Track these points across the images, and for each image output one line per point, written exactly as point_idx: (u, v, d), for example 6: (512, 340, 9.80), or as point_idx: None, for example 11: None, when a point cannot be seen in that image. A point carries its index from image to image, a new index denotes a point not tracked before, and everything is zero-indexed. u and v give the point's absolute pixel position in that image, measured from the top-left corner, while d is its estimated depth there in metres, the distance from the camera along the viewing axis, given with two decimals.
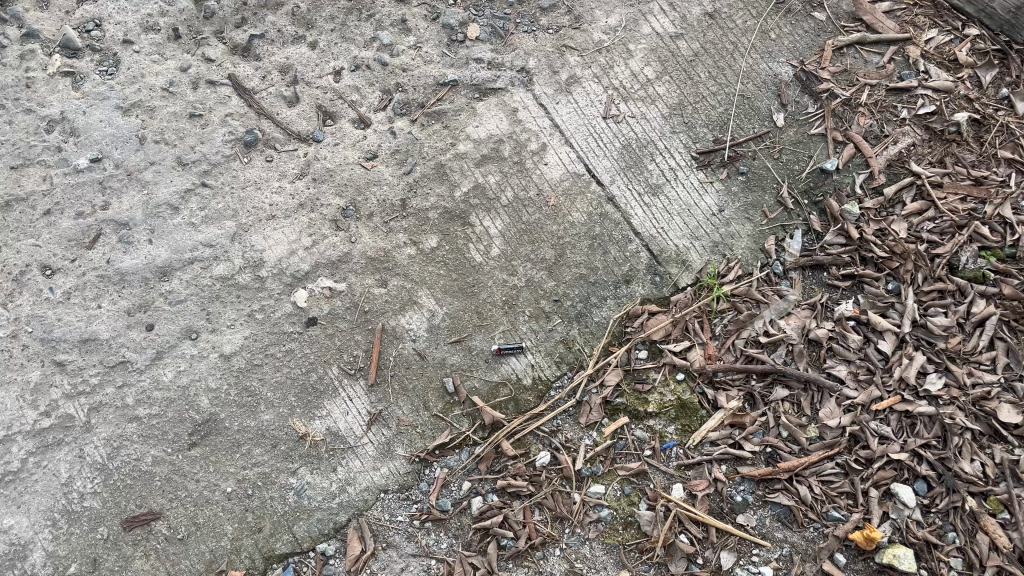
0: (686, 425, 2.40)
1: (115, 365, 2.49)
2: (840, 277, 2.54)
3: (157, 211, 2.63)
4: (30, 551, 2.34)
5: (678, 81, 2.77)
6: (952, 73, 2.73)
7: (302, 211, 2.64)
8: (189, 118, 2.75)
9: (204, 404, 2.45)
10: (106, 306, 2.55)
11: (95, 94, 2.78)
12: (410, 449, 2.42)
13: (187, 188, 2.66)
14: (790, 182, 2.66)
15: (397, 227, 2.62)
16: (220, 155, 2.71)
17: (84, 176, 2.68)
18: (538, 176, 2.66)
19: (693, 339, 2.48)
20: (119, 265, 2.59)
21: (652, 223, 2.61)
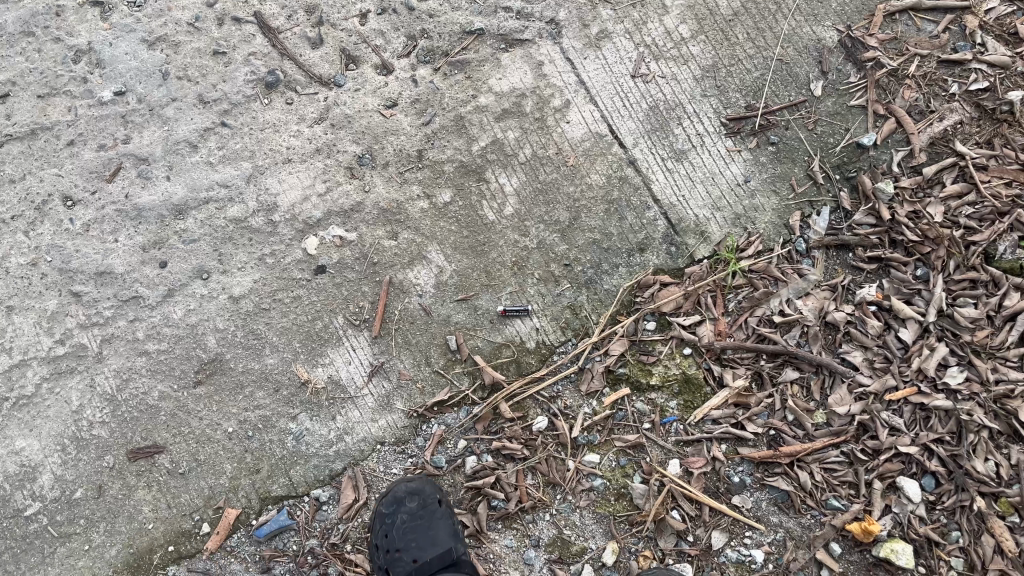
0: (688, 401, 2.35)
1: (128, 299, 2.53)
2: (866, 259, 2.43)
3: (176, 148, 2.64)
4: (40, 474, 2.43)
5: (714, 42, 2.63)
6: (1012, 47, 2.54)
7: (319, 156, 2.62)
8: (213, 55, 2.73)
9: (211, 343, 2.49)
10: (123, 240, 2.59)
11: (122, 26, 2.77)
12: (409, 403, 2.42)
13: (207, 127, 2.66)
14: (823, 155, 2.53)
15: (411, 179, 2.58)
16: (241, 95, 2.69)
17: (108, 109, 2.69)
18: (559, 134, 2.59)
19: (704, 314, 2.41)
20: (137, 200, 2.61)
21: (672, 190, 2.52)
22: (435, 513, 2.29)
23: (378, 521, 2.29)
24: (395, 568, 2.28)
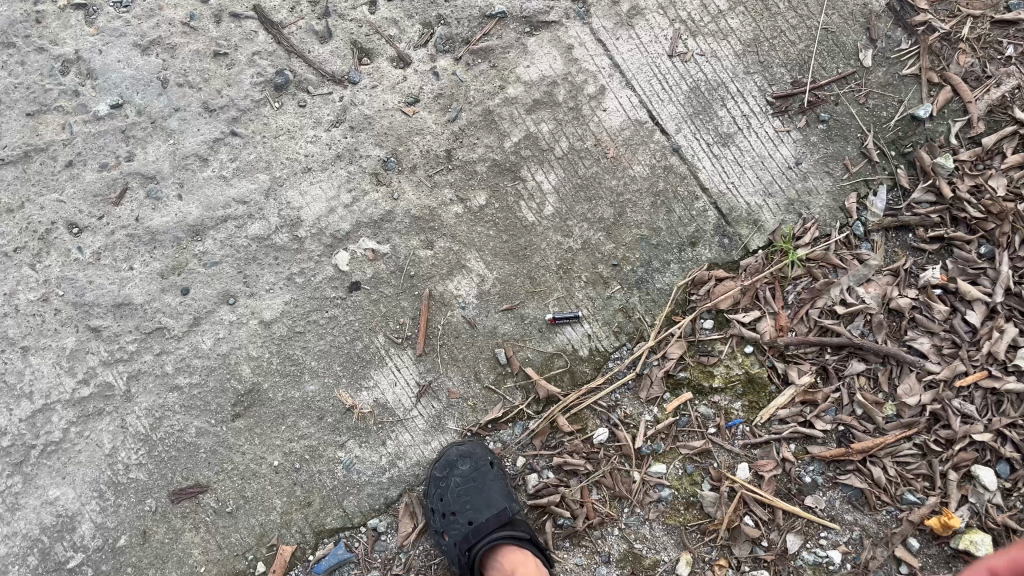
0: (753, 402, 2.27)
1: (152, 331, 2.38)
2: (927, 239, 2.32)
3: (185, 163, 2.45)
4: (79, 523, 2.32)
5: (754, 13, 2.46)
6: None
7: (340, 163, 2.44)
8: (213, 57, 2.52)
9: (246, 372, 2.36)
10: (138, 268, 2.42)
11: (110, 30, 2.54)
12: (461, 423, 2.31)
13: (217, 138, 2.47)
14: (876, 131, 2.40)
15: (442, 182, 2.42)
16: (248, 100, 2.49)
17: (106, 124, 2.49)
18: (596, 124, 2.43)
19: (763, 309, 2.31)
20: (149, 223, 2.43)
21: (721, 178, 2.38)
22: (488, 474, 2.24)
23: (432, 486, 2.24)
24: (451, 531, 2.23)
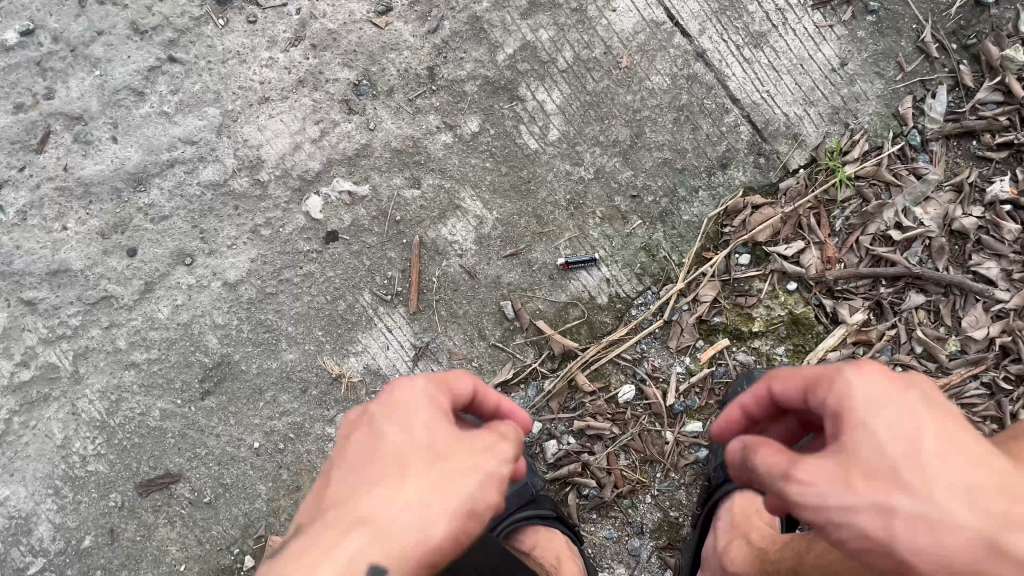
0: (798, 346, 1.98)
1: (97, 301, 2.04)
2: (995, 146, 1.99)
3: (118, 99, 2.06)
4: (35, 525, 2.03)
5: None
6: None
7: (304, 89, 2.06)
8: None
9: (213, 343, 2.04)
10: (73, 227, 2.05)
11: None
12: None
13: (153, 66, 2.07)
14: (935, 20, 2.03)
15: (425, 107, 2.06)
16: (186, 19, 2.08)
17: (16, 55, 2.06)
18: (604, 28, 2.04)
19: (807, 239, 2.00)
20: (81, 173, 2.05)
21: (753, 86, 2.03)
22: None
23: None
24: None
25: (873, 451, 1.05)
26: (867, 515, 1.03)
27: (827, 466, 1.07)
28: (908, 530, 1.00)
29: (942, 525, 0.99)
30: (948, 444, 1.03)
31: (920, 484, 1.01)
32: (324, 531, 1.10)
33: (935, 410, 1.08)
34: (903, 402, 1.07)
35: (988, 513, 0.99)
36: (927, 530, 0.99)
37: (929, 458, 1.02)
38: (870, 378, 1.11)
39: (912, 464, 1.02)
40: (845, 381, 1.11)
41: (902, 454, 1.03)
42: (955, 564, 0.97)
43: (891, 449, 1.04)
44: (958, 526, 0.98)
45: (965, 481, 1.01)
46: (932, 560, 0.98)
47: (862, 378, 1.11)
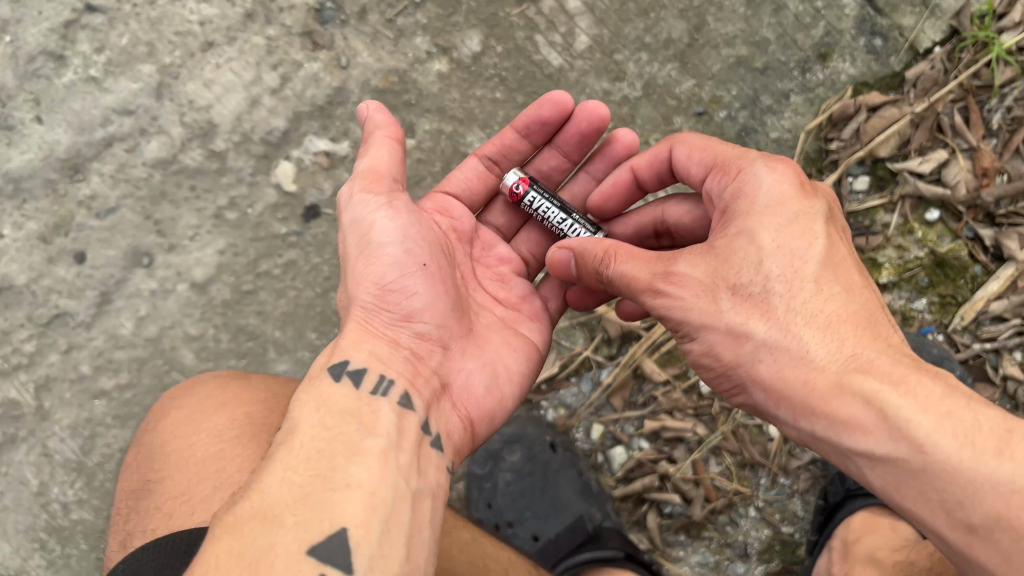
0: (946, 297, 1.45)
1: (50, 321, 1.68)
2: None
3: (34, 69, 1.66)
4: None
5: None
6: None
7: (253, 24, 1.63)
8: None
9: (188, 360, 1.66)
10: (8, 234, 1.68)
11: None
12: None
13: (69, 20, 1.65)
14: None
15: (410, 27, 1.62)
16: None
17: None
18: None
19: (953, 144, 1.46)
20: (4, 167, 1.67)
21: None
22: (552, 466, 1.53)
23: (472, 489, 1.54)
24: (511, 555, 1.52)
25: (747, 270, 1.04)
26: (717, 333, 1.06)
27: (692, 277, 1.07)
28: (753, 362, 1.03)
29: (794, 350, 1.00)
30: (832, 259, 1.04)
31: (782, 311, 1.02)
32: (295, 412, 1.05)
33: (835, 235, 1.07)
34: (784, 216, 1.05)
35: (849, 355, 0.98)
36: (766, 361, 1.02)
37: (809, 272, 1.03)
38: (778, 178, 1.09)
39: (783, 280, 1.03)
40: (751, 175, 1.10)
41: (781, 277, 1.03)
42: (793, 398, 0.99)
43: (769, 261, 1.03)
44: (813, 362, 0.99)
45: (828, 311, 1.01)
46: (767, 390, 1.02)
47: (733, 163, 1.14)
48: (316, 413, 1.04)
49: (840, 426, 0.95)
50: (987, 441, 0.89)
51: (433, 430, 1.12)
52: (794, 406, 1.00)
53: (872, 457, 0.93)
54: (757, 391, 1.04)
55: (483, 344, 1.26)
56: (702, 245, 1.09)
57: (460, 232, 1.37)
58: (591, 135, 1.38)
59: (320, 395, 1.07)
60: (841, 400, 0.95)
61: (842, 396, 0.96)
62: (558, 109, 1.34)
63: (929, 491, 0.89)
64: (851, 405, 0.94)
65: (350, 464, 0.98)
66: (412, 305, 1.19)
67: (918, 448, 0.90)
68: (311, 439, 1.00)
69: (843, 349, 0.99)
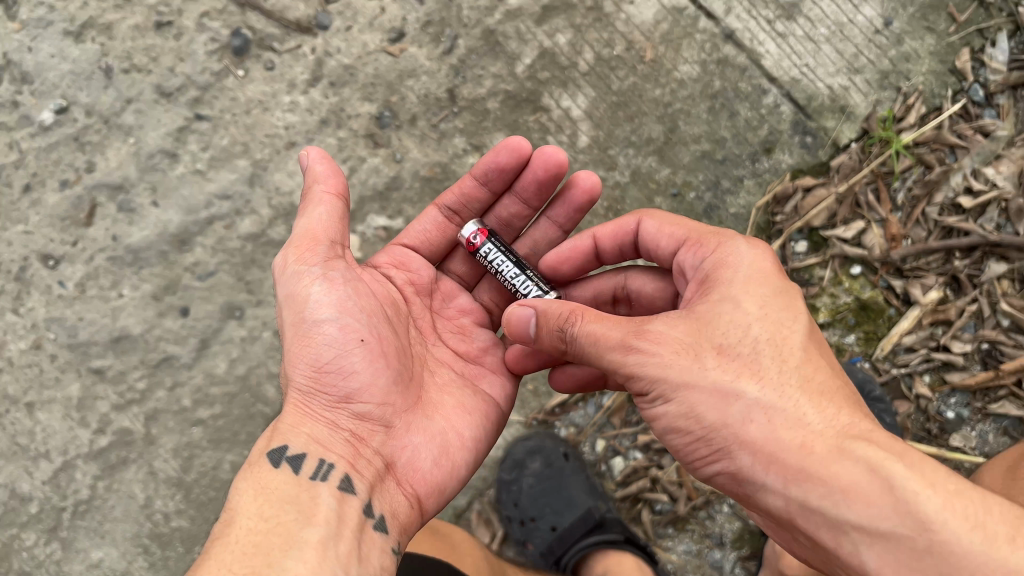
0: (870, 332, 1.92)
1: (159, 364, 2.11)
2: None
3: (153, 164, 2.13)
4: None
5: None
6: None
7: (327, 129, 2.09)
8: (157, 29, 2.13)
9: (271, 394, 2.11)
10: (128, 293, 2.12)
11: (35, 22, 2.14)
12: (524, 411, 1.96)
13: (181, 126, 2.12)
14: None
15: (449, 130, 2.08)
16: (208, 74, 2.12)
17: (55, 134, 2.13)
18: (624, 23, 2.07)
19: (867, 216, 1.97)
20: (128, 241, 2.13)
21: (790, 61, 2.05)
22: (565, 471, 1.94)
23: (501, 491, 1.95)
24: (533, 541, 1.95)
25: (739, 335, 1.29)
26: (704, 394, 1.27)
27: (677, 335, 1.32)
28: (745, 422, 1.24)
29: (789, 413, 1.23)
30: (811, 339, 1.31)
31: (771, 378, 1.26)
32: (240, 512, 1.29)
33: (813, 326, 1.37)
34: (765, 291, 1.34)
35: (837, 427, 1.21)
36: (756, 421, 1.23)
37: (798, 347, 1.30)
38: (758, 256, 1.39)
39: (771, 347, 1.29)
40: (734, 250, 1.39)
41: (773, 347, 1.29)
42: (789, 460, 1.19)
43: (758, 331, 1.30)
44: (807, 427, 1.21)
45: (817, 384, 1.27)
46: (755, 450, 1.23)
47: (704, 241, 1.45)
48: (263, 515, 1.28)
49: (828, 483, 1.15)
50: (995, 528, 1.07)
51: (376, 512, 1.38)
52: (783, 466, 1.19)
53: (871, 529, 1.10)
54: (744, 454, 1.24)
55: (427, 416, 1.54)
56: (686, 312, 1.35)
57: (415, 282, 1.74)
58: (547, 180, 1.75)
59: (261, 498, 1.32)
60: (835, 461, 1.16)
61: (834, 461, 1.16)
62: (515, 155, 1.70)
63: (925, 560, 1.06)
64: (846, 470, 1.14)
65: (284, 556, 1.20)
66: (349, 386, 1.47)
67: (922, 522, 1.07)
68: (247, 534, 1.24)
69: (830, 418, 1.22)
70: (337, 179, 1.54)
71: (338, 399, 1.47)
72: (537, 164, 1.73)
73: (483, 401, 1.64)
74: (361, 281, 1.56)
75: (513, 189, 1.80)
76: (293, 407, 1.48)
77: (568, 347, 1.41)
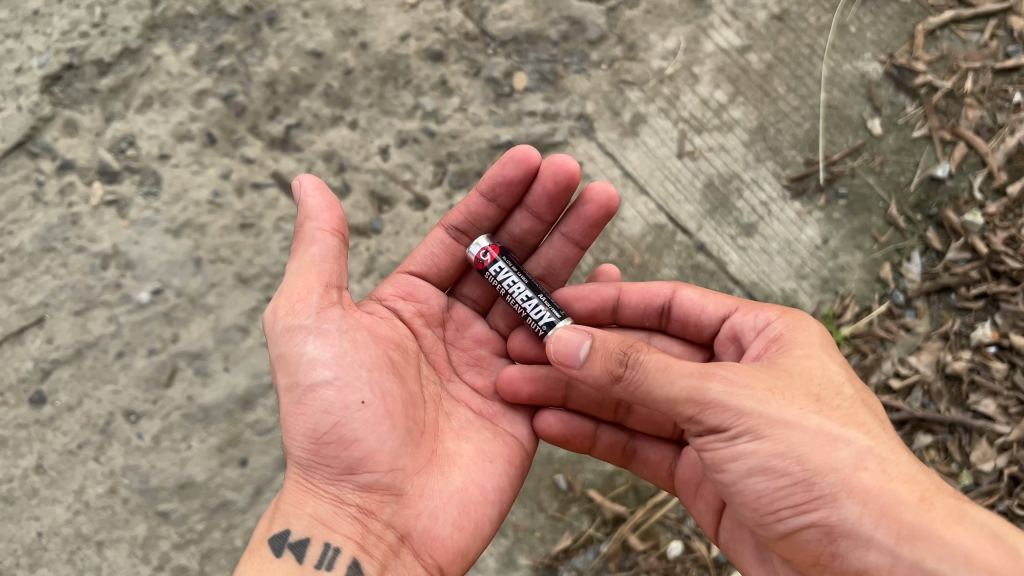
0: None
1: (217, 508, 2.46)
2: (971, 296, 2.50)
3: (228, 336, 2.57)
4: None
5: (754, 101, 2.70)
6: None
7: None
8: (241, 229, 2.65)
9: None
10: (196, 445, 2.49)
11: (142, 220, 2.64)
12: (533, 555, 2.33)
13: (254, 307, 2.60)
14: (898, 196, 2.64)
15: None
16: (280, 264, 2.63)
17: (148, 310, 2.58)
18: (618, 234, 2.59)
19: None
20: (201, 400, 2.52)
21: (750, 268, 2.57)
22: None
23: None
24: None
25: (834, 394, 1.70)
26: (812, 440, 1.59)
27: (760, 379, 1.65)
28: (856, 471, 1.57)
29: (891, 463, 1.60)
30: (873, 404, 1.76)
31: (868, 434, 1.64)
32: None
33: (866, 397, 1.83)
34: (839, 358, 1.80)
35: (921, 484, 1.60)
36: (866, 471, 1.57)
37: (873, 409, 1.74)
38: (818, 328, 1.88)
39: (857, 407, 1.70)
40: (810, 323, 1.87)
41: (855, 402, 1.71)
42: (901, 507, 1.54)
43: (846, 391, 1.72)
44: (912, 482, 1.58)
45: (896, 441, 1.68)
46: (866, 500, 1.54)
47: (759, 309, 1.95)
48: None
49: (943, 544, 1.51)
50: None
51: None
52: (897, 521, 1.52)
53: None
54: (854, 502, 1.54)
55: (433, 477, 1.89)
56: (784, 364, 1.73)
57: (423, 309, 2.15)
58: (554, 191, 2.13)
59: None
60: (942, 522, 1.54)
61: (951, 524, 1.54)
62: (522, 163, 2.08)
63: None
64: (957, 533, 1.52)
65: None
66: (352, 458, 1.79)
67: None
68: None
69: (924, 476, 1.62)
70: (322, 216, 1.88)
71: (344, 470, 1.80)
72: (545, 177, 2.12)
73: (482, 446, 2.01)
74: (356, 334, 1.87)
75: (524, 203, 2.19)
76: (296, 476, 1.84)
77: (625, 373, 1.66)
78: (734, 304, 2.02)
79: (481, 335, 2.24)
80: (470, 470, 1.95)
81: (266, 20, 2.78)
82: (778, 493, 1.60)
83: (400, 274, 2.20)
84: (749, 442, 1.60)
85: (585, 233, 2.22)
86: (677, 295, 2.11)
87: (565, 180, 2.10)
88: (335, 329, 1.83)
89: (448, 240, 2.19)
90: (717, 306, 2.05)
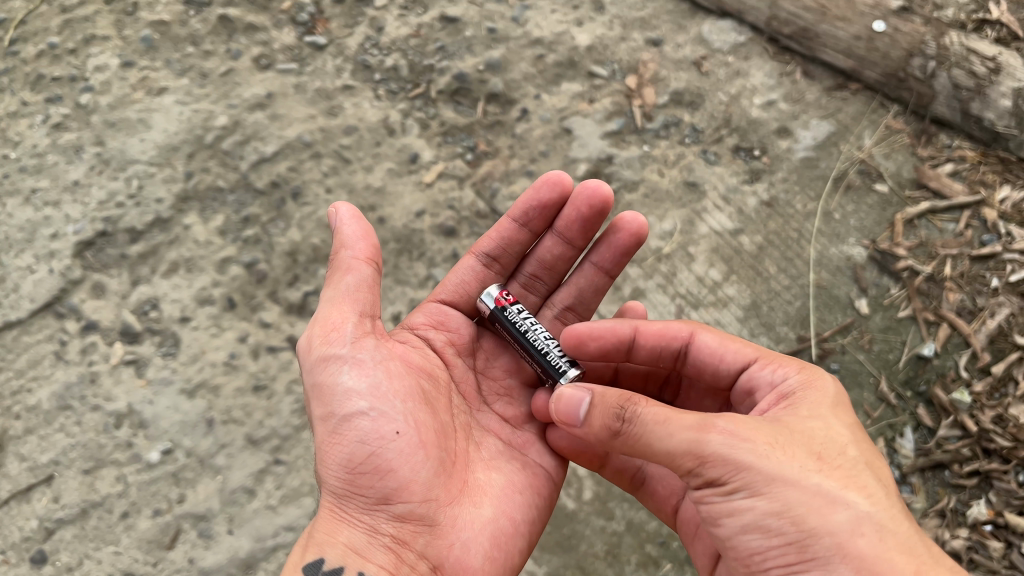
0: None
1: None
2: (964, 474, 2.56)
3: (234, 497, 2.60)
4: None
5: (747, 280, 2.88)
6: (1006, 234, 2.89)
7: None
8: (254, 390, 2.74)
9: None
10: None
11: (159, 380, 2.73)
12: None
13: (262, 468, 2.64)
14: (887, 373, 2.75)
15: None
16: (290, 427, 2.70)
17: (157, 470, 2.62)
18: None
19: None
20: (202, 563, 2.52)
21: None
22: None
23: None
24: None
25: (838, 453, 1.72)
26: (809, 500, 1.61)
27: (762, 431, 1.69)
28: (851, 536, 1.59)
29: (888, 531, 1.61)
30: (880, 465, 1.77)
31: (868, 498, 1.65)
32: None
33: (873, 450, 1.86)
34: (848, 418, 1.82)
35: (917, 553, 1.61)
36: (862, 538, 1.59)
37: (879, 469, 1.75)
38: (829, 383, 1.91)
39: (862, 469, 1.72)
40: (823, 383, 1.89)
41: (860, 465, 1.72)
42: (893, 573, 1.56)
43: (851, 451, 1.74)
44: (906, 552, 1.60)
45: (898, 503, 1.70)
46: (857, 565, 1.57)
47: (778, 363, 1.98)
48: None
49: None
50: None
51: None
52: None
53: None
54: (846, 568, 1.57)
55: (463, 505, 1.99)
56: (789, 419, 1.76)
57: (452, 336, 2.29)
58: (587, 214, 2.35)
59: None
60: None
61: None
62: (554, 186, 2.33)
63: None
64: None
65: None
66: (385, 488, 1.90)
67: None
68: None
69: (919, 544, 1.63)
70: (360, 246, 2.05)
71: (378, 500, 1.91)
72: (578, 201, 2.34)
73: (510, 477, 2.12)
74: (390, 368, 2.02)
75: (556, 229, 2.40)
76: (331, 501, 1.95)
77: (624, 427, 1.73)
78: (757, 353, 2.04)
79: (509, 365, 2.34)
80: (501, 501, 2.05)
81: (292, 194, 2.99)
82: (772, 551, 1.65)
83: (430, 303, 2.35)
84: (746, 499, 1.65)
85: (615, 261, 2.40)
86: (695, 339, 2.12)
87: (596, 204, 2.32)
88: (368, 359, 1.99)
89: (478, 266, 2.38)
90: (737, 355, 2.06)
